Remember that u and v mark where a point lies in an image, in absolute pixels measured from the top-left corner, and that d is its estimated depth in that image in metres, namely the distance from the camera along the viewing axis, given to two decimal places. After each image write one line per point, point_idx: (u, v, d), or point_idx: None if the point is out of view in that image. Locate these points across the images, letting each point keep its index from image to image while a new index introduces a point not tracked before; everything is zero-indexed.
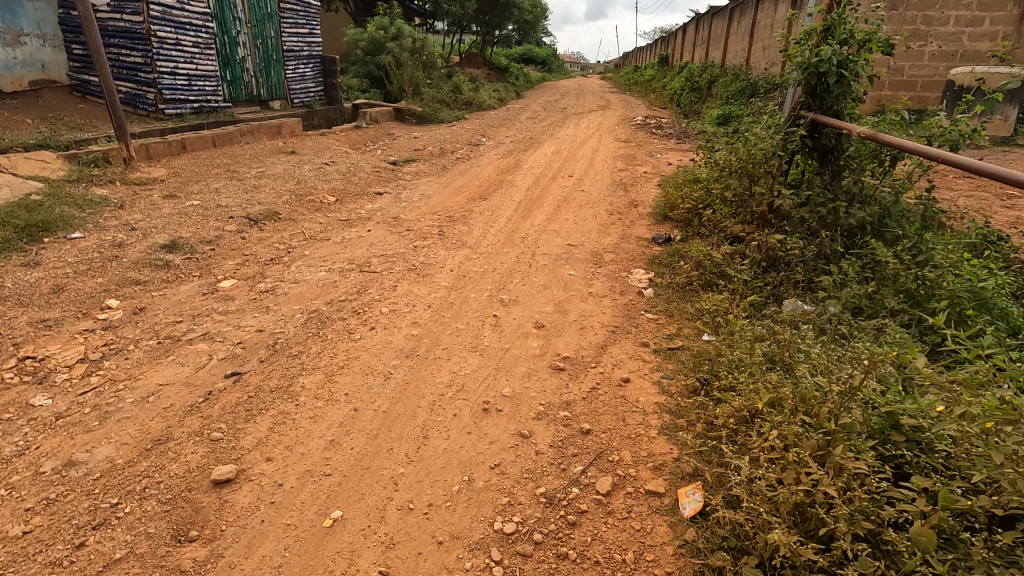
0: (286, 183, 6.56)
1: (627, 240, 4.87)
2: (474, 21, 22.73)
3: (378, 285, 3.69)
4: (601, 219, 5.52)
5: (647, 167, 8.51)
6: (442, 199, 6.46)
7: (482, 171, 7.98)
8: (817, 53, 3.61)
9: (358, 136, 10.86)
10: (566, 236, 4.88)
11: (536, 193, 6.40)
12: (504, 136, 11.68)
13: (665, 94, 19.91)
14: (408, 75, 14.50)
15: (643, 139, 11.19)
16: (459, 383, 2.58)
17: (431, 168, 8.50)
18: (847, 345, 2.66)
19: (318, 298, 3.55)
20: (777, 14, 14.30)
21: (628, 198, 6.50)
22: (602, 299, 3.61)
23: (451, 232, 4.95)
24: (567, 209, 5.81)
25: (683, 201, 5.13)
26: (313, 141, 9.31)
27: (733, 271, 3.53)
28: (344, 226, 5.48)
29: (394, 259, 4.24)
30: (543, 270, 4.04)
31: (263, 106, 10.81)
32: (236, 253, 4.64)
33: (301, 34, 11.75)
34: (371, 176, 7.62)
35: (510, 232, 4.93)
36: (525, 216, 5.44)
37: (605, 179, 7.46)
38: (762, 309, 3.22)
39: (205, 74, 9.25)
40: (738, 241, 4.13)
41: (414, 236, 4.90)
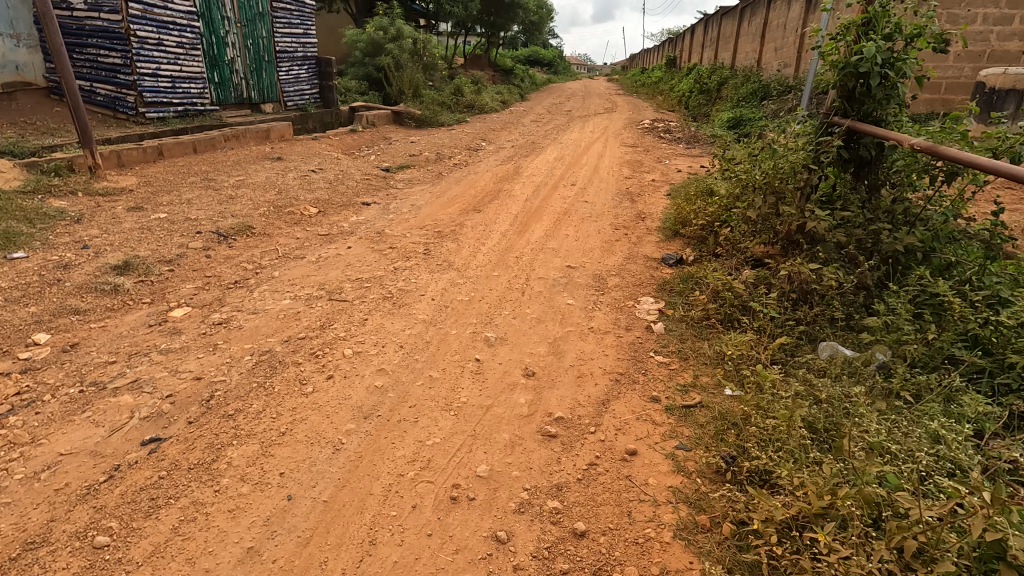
0: (267, 192, 6.10)
1: (633, 261, 4.36)
2: (477, 21, 22.26)
3: (346, 318, 3.21)
4: (606, 235, 5.02)
5: (655, 174, 7.99)
6: (433, 210, 5.98)
7: (479, 179, 7.49)
8: (857, 50, 3.09)
9: (353, 140, 10.41)
10: (566, 256, 4.38)
11: (534, 205, 5.91)
12: (506, 140, 11.21)
13: (673, 96, 19.38)
14: (407, 77, 14.06)
15: (651, 143, 10.69)
16: (424, 457, 2.09)
17: (426, 175, 8.03)
18: (909, 410, 2.15)
19: (275, 334, 3.07)
20: (790, 13, 13.75)
21: (635, 210, 5.99)
22: (604, 336, 3.11)
23: (438, 250, 4.46)
24: (568, 223, 5.30)
25: (697, 216, 4.63)
26: (302, 146, 8.86)
27: (758, 305, 3.02)
28: (323, 242, 5.01)
29: (369, 284, 3.75)
30: (537, 299, 3.54)
31: (254, 109, 10.39)
32: (197, 274, 4.17)
33: (295, 34, 11.33)
34: (360, 184, 7.16)
35: (504, 250, 4.44)
36: (521, 231, 4.96)
37: (610, 188, 6.96)
38: (795, 355, 2.71)
39: (190, 76, 8.84)
40: (760, 267, 3.62)
41: (398, 255, 4.42)
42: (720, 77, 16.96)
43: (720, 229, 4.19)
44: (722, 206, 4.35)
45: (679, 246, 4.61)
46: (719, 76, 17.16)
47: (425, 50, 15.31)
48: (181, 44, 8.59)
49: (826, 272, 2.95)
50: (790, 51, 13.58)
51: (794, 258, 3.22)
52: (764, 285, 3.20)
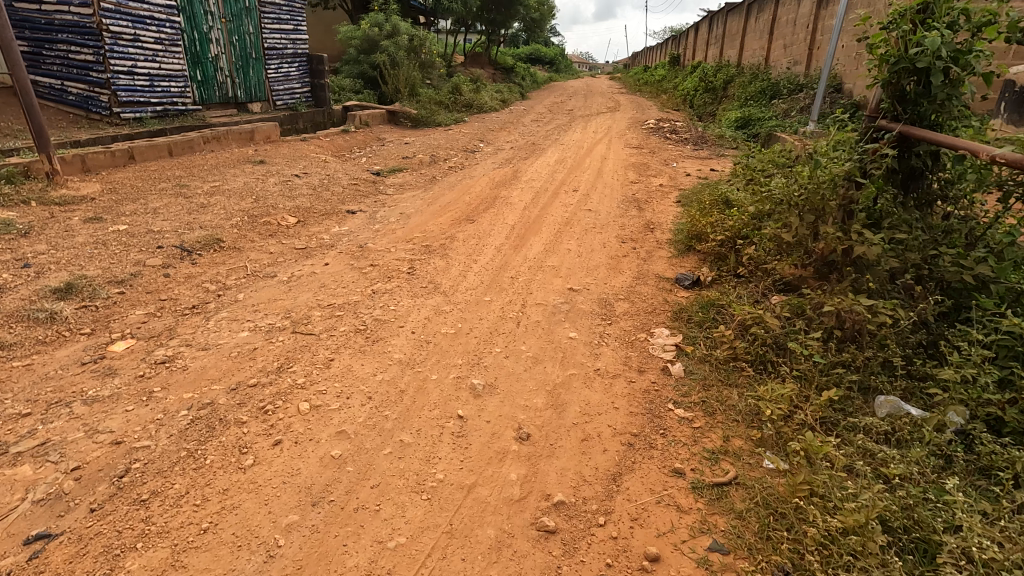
0: (243, 200, 5.62)
1: (643, 282, 3.87)
2: (477, 19, 21.76)
3: (309, 358, 2.74)
4: (612, 250, 4.53)
5: (663, 179, 7.49)
6: (424, 220, 5.49)
7: (475, 184, 7.00)
8: (915, 41, 2.58)
9: (344, 141, 9.94)
10: (568, 275, 3.89)
11: (533, 214, 5.42)
12: (505, 141, 10.75)
13: (677, 95, 18.85)
14: (402, 75, 13.57)
15: (657, 145, 10.21)
16: (383, 569, 1.62)
17: (419, 179, 7.55)
18: (1012, 506, 1.67)
19: (222, 379, 2.59)
20: (800, 9, 13.20)
21: (643, 220, 5.49)
22: (613, 381, 2.63)
23: (424, 268, 3.99)
24: (569, 236, 4.81)
25: (715, 231, 4.14)
26: (289, 148, 8.39)
27: (798, 347, 2.54)
28: (299, 258, 4.54)
29: (342, 311, 3.27)
30: (534, 332, 3.06)
31: (240, 109, 9.93)
32: (150, 297, 3.69)
33: (285, 31, 10.86)
34: (347, 190, 6.68)
35: (497, 269, 3.96)
36: (517, 246, 4.46)
37: (615, 195, 6.46)
38: (848, 414, 2.23)
39: (170, 74, 8.37)
40: (793, 294, 3.14)
41: (380, 274, 3.94)
42: (727, 75, 16.45)
43: (744, 247, 3.71)
44: (744, 221, 3.86)
45: (694, 264, 4.13)
46: (726, 74, 16.63)
47: (422, 47, 14.81)
48: (160, 40, 8.11)
49: (881, 308, 2.46)
50: (800, 48, 13.04)
51: (837, 287, 2.73)
52: (802, 320, 2.72)
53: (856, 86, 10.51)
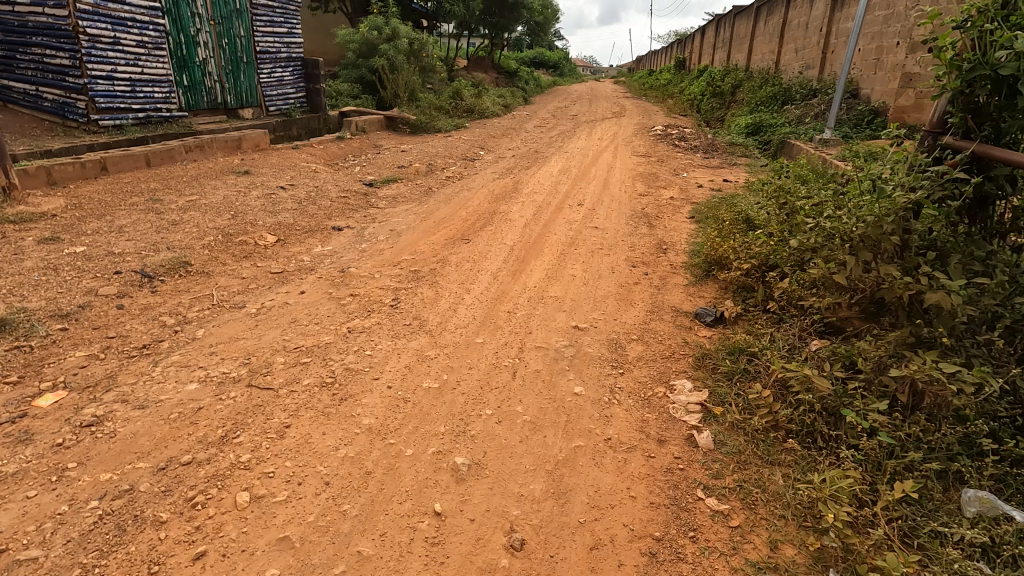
0: (219, 216, 5.18)
1: (658, 316, 3.41)
2: (480, 22, 21.37)
3: (263, 423, 2.28)
4: (621, 277, 4.06)
5: (673, 191, 7.02)
6: (414, 239, 5.05)
7: (473, 196, 6.55)
8: (1000, 43, 2.11)
9: (338, 149, 9.54)
10: (573, 309, 3.43)
11: (534, 233, 4.96)
12: (506, 148, 10.32)
13: (683, 99, 18.41)
14: (401, 79, 13.16)
15: (665, 153, 9.76)
16: None
17: (414, 190, 7.11)
18: None
19: (151, 454, 2.12)
20: (812, 11, 12.75)
21: (654, 240, 5.02)
22: (628, 456, 2.16)
23: (409, 300, 3.53)
24: (574, 260, 4.34)
25: (739, 258, 3.67)
26: (278, 157, 7.98)
27: (857, 418, 2.07)
28: (274, 284, 4.09)
29: (310, 357, 2.81)
30: (533, 386, 2.58)
31: (230, 115, 9.53)
32: (96, 334, 3.23)
33: (278, 34, 10.46)
34: (336, 203, 6.24)
35: (493, 301, 3.50)
36: (516, 273, 4.00)
37: (623, 210, 5.99)
38: (929, 516, 1.76)
39: (154, 79, 7.96)
40: (838, 341, 2.67)
41: (360, 306, 3.49)
42: (735, 80, 16.02)
43: (776, 280, 3.23)
44: (774, 248, 3.39)
45: (716, 296, 3.65)
46: (734, 78, 16.19)
47: (422, 50, 14.40)
48: (142, 43, 7.71)
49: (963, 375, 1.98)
50: (813, 52, 12.59)
51: (900, 342, 2.26)
52: (858, 380, 2.24)
53: (873, 92, 10.06)
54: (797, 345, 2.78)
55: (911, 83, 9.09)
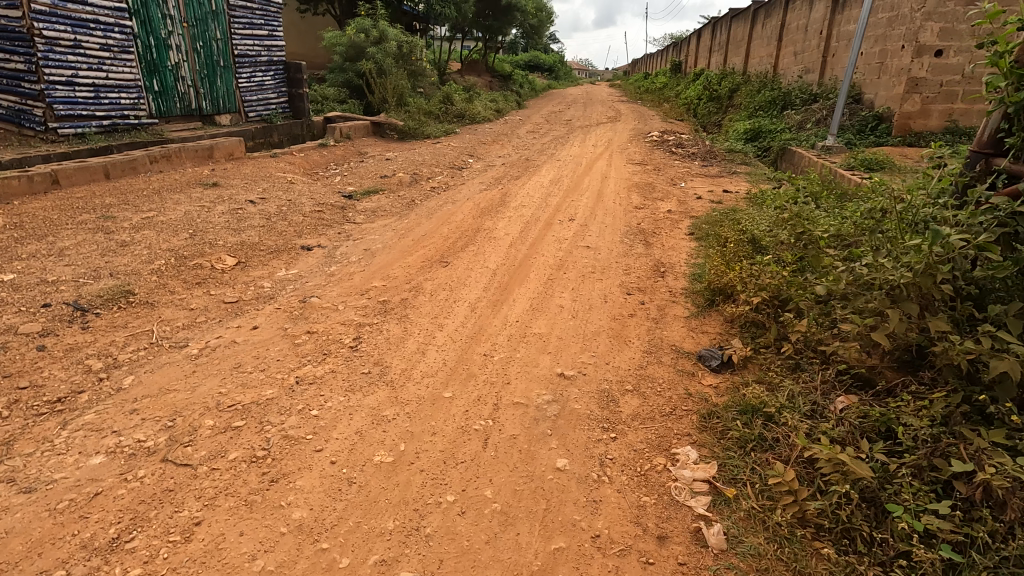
0: (175, 236, 4.74)
1: (657, 358, 2.99)
2: (473, 25, 20.96)
3: (169, 516, 1.84)
4: (615, 308, 3.63)
5: (671, 203, 6.60)
6: (389, 260, 4.62)
7: (456, 210, 6.13)
8: None
9: (320, 157, 9.11)
10: (559, 351, 2.99)
11: (519, 254, 4.52)
12: (496, 155, 9.91)
13: (679, 104, 18.04)
14: (389, 84, 12.74)
15: (662, 160, 9.36)
16: None
17: (395, 203, 6.68)
18: None
19: (17, 566, 1.68)
20: (811, 14, 12.38)
21: (651, 261, 4.59)
22: (621, 563, 1.73)
23: (372, 339, 3.10)
24: (562, 288, 3.91)
25: (748, 290, 3.25)
26: (253, 167, 7.55)
27: (910, 520, 1.64)
28: (225, 316, 3.64)
29: (244, 418, 2.36)
30: (507, 459, 2.15)
31: (205, 121, 9.09)
32: (3, 384, 2.78)
33: (259, 37, 10.02)
34: (308, 219, 5.80)
35: (468, 342, 3.06)
36: (496, 304, 3.56)
37: (617, 225, 5.57)
38: None
39: (121, 84, 7.52)
40: (871, 402, 2.25)
41: (316, 348, 3.05)
42: (732, 84, 15.68)
43: (792, 320, 2.81)
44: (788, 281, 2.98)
45: (721, 333, 3.23)
46: (731, 83, 15.83)
47: (411, 54, 13.97)
48: (107, 46, 7.27)
49: None
50: (813, 56, 12.22)
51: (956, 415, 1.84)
52: (904, 464, 1.82)
53: (877, 97, 9.68)
54: (821, 403, 2.36)
55: (917, 88, 8.87)
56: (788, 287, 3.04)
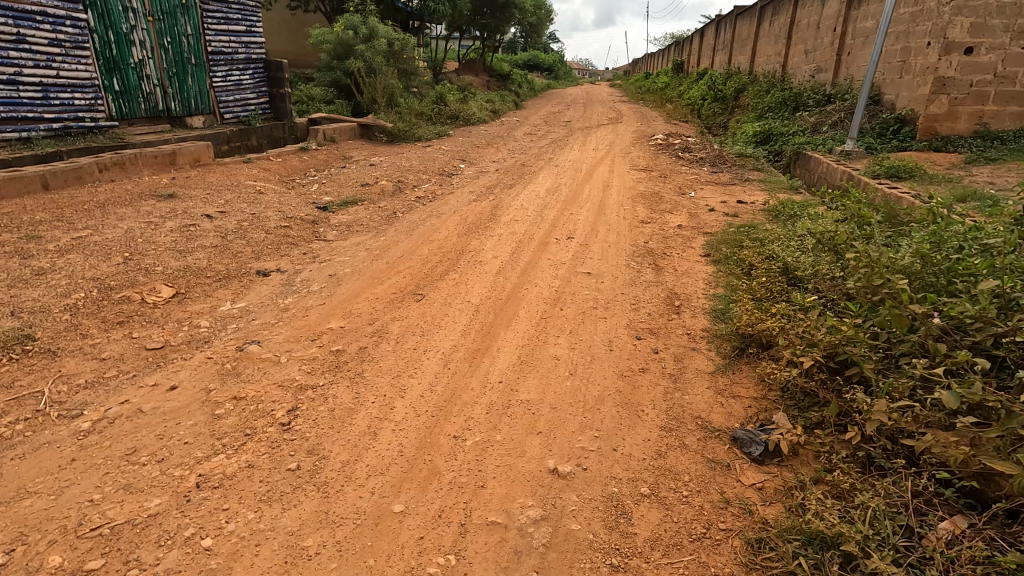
0: (106, 260, 4.05)
1: (679, 439, 2.32)
2: (469, 23, 20.25)
3: None
4: (624, 360, 2.94)
5: (681, 216, 5.92)
6: (357, 290, 3.95)
7: (441, 225, 5.46)
8: None
9: (299, 162, 8.45)
10: (551, 430, 2.30)
11: (508, 284, 3.84)
12: (490, 160, 9.25)
13: (683, 105, 17.37)
14: (379, 83, 12.07)
15: (668, 166, 8.69)
16: None
17: (375, 215, 6.03)
18: None
19: None
20: (824, 10, 11.67)
21: (663, 291, 3.91)
22: None
23: (313, 411, 2.41)
24: (558, 331, 3.22)
25: (794, 345, 2.56)
26: (221, 175, 6.87)
27: None
28: (142, 369, 2.95)
29: (106, 555, 1.69)
30: None
31: (174, 124, 8.42)
32: None
33: (235, 32, 9.33)
34: (272, 236, 5.11)
35: (434, 417, 2.37)
36: (475, 357, 2.88)
37: (622, 245, 4.89)
38: None
39: (74, 83, 6.86)
40: (996, 543, 1.60)
41: (237, 425, 2.36)
42: (738, 85, 15.02)
43: (860, 395, 2.14)
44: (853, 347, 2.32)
45: (759, 403, 2.55)
46: (738, 83, 15.15)
47: (403, 52, 13.28)
48: (57, 41, 6.62)
49: None
50: (826, 54, 11.51)
51: None
52: None
53: (898, 98, 8.96)
54: (918, 534, 1.69)
55: (944, 88, 8.15)
56: (850, 346, 2.36)
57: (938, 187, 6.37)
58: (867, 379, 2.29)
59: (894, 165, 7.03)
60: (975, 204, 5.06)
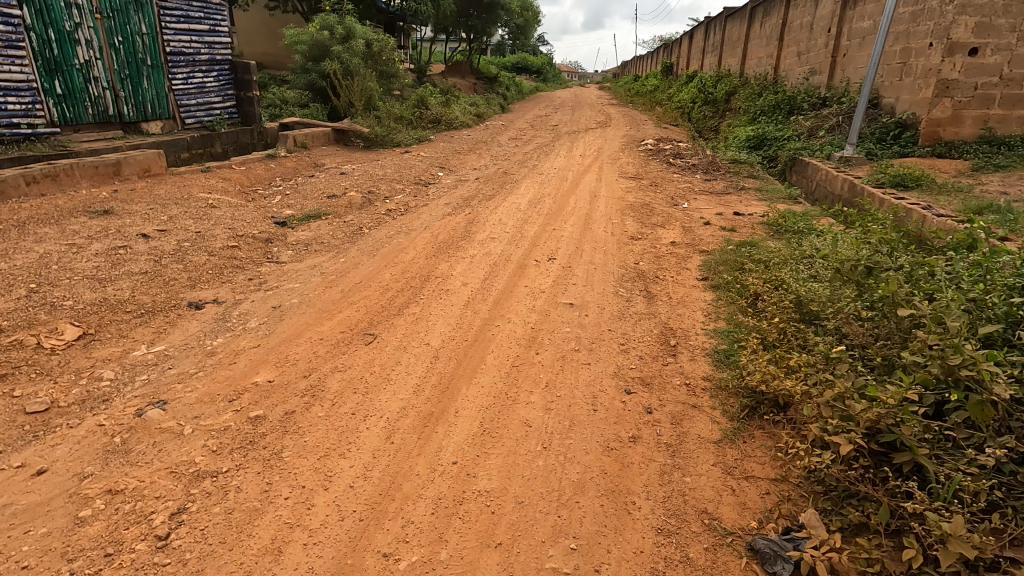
0: (6, 293, 3.46)
1: (681, 549, 1.79)
2: (454, 24, 19.73)
3: None
4: (610, 425, 2.41)
5: (674, 231, 5.41)
6: (300, 327, 3.39)
7: (408, 243, 4.92)
8: None
9: (265, 171, 7.87)
10: (514, 541, 1.78)
11: (476, 321, 3.29)
12: (471, 167, 8.74)
13: (673, 108, 16.98)
14: (356, 86, 11.50)
15: (659, 173, 8.21)
16: None
17: (339, 231, 5.47)
18: None
19: None
20: (817, 10, 11.27)
21: (656, 326, 3.39)
22: None
23: (206, 514, 1.85)
24: (531, 383, 2.68)
25: (822, 416, 2.05)
26: (171, 186, 6.28)
27: None
28: (12, 442, 2.36)
29: None
30: None
31: (127, 131, 7.82)
32: None
33: (198, 32, 8.73)
34: (216, 258, 4.53)
35: (363, 523, 1.83)
36: (426, 426, 2.33)
37: (609, 267, 4.37)
38: None
39: (8, 86, 6.26)
40: None
41: (99, 537, 1.78)
42: (729, 87, 14.60)
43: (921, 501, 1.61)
44: (904, 431, 1.81)
45: (779, 490, 2.02)
46: (729, 85, 14.75)
47: (381, 53, 12.69)
48: None
49: None
50: (820, 56, 11.08)
51: None
52: None
53: (898, 101, 8.52)
54: None
55: (948, 91, 7.72)
56: (898, 424, 1.85)
57: (948, 198, 5.91)
58: (924, 472, 1.77)
59: (900, 173, 6.57)
60: (996, 218, 4.60)
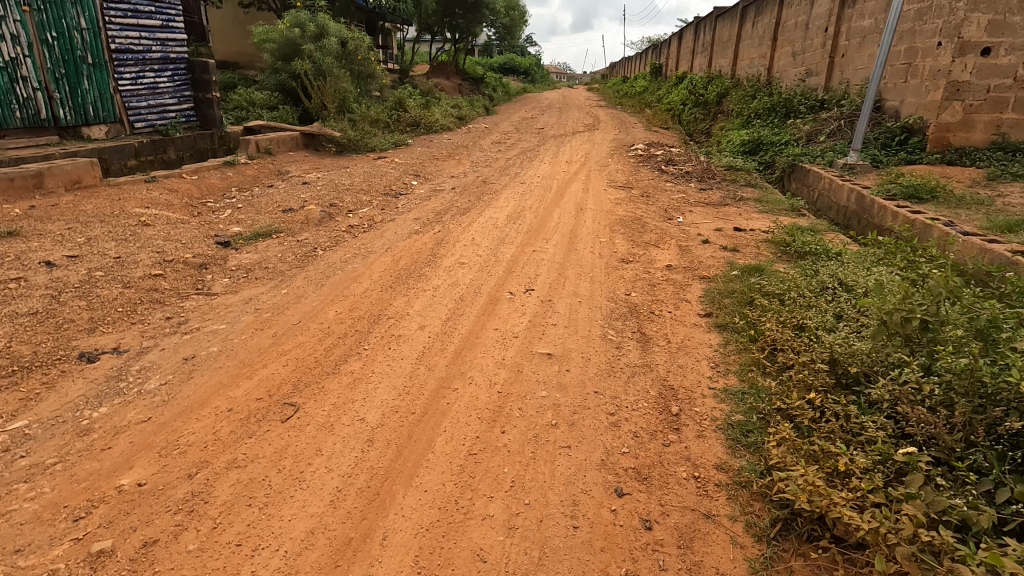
0: None
1: None
2: (437, 24, 19.05)
3: None
4: (595, 556, 1.75)
5: (669, 252, 4.78)
6: (209, 389, 2.69)
7: (364, 270, 4.24)
8: None
9: (219, 180, 7.14)
10: None
11: (429, 382, 2.62)
12: (448, 175, 8.07)
13: (664, 109, 16.41)
14: (327, 87, 10.77)
15: (651, 182, 7.60)
16: None
17: (288, 253, 4.77)
18: None
19: None
20: (813, 9, 10.72)
21: (655, 384, 2.74)
22: None
23: None
24: (490, 484, 2.02)
25: None
26: (102, 199, 5.55)
27: None
28: None
29: None
30: None
31: (63, 136, 7.07)
32: None
33: (150, 27, 7.98)
34: (132, 291, 3.82)
35: None
36: (337, 567, 1.67)
37: (597, 299, 3.72)
38: None
39: None
40: None
41: None
42: (722, 88, 14.04)
43: None
44: None
45: None
46: (721, 86, 14.21)
47: (356, 52, 11.97)
48: None
49: None
50: (817, 56, 10.54)
51: None
52: None
53: (903, 104, 7.96)
54: None
55: (959, 94, 7.16)
56: None
57: (970, 212, 5.34)
58: None
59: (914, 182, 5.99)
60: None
